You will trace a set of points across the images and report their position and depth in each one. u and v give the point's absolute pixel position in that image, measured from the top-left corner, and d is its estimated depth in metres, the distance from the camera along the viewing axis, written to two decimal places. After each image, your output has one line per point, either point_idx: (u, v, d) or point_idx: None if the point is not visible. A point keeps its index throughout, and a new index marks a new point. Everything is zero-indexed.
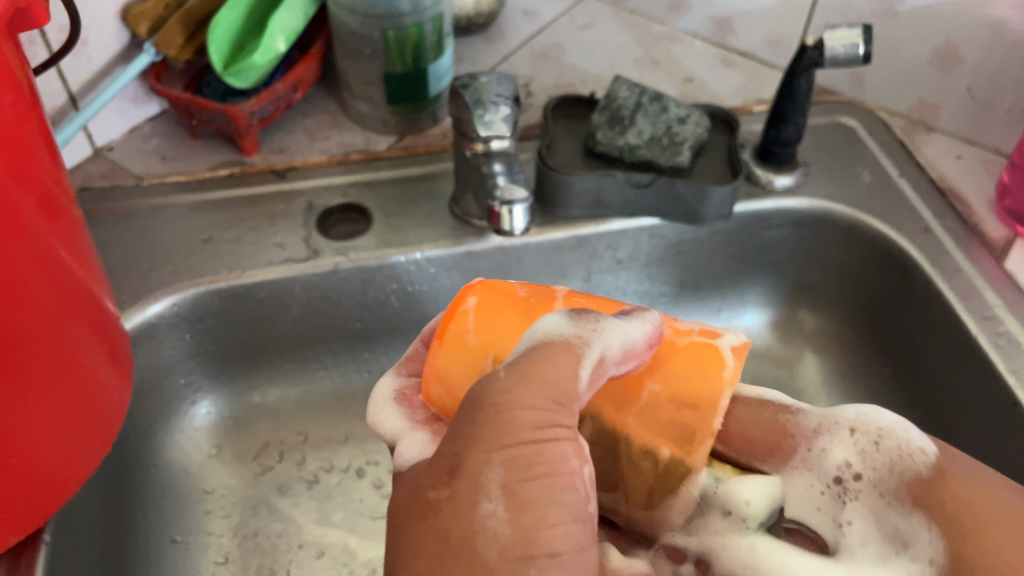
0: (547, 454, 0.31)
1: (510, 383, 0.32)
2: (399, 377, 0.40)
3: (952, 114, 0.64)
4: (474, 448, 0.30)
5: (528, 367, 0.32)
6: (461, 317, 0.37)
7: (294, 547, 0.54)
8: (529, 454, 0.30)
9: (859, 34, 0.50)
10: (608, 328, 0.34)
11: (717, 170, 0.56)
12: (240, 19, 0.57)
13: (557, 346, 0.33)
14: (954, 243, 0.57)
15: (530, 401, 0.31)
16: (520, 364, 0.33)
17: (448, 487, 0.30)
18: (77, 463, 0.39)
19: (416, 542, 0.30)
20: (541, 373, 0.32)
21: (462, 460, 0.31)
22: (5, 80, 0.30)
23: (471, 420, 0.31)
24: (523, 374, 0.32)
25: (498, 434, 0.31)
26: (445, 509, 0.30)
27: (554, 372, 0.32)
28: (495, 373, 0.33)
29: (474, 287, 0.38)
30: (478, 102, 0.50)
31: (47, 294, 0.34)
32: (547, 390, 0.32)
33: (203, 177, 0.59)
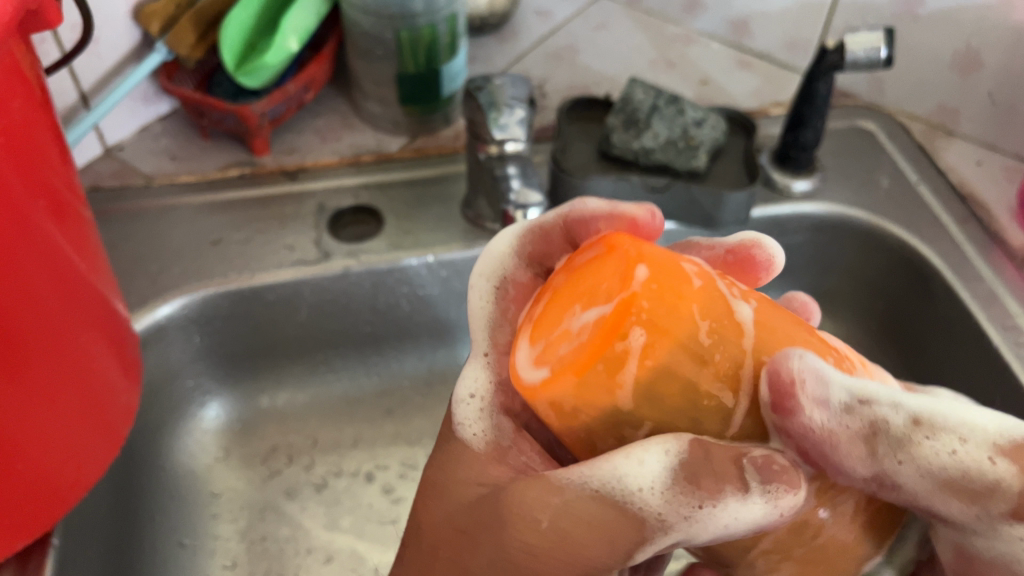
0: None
1: (542, 542, 0.28)
2: (517, 253, 0.34)
3: (972, 120, 0.63)
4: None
5: (567, 528, 0.28)
6: (619, 361, 0.24)
7: (302, 552, 0.54)
8: None
9: (880, 38, 0.49)
10: (710, 516, 0.26)
11: (733, 174, 0.55)
12: (252, 19, 0.56)
13: (625, 509, 0.27)
14: (976, 250, 0.56)
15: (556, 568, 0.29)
16: (566, 508, 0.28)
17: None
18: (85, 468, 0.39)
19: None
20: (583, 535, 0.28)
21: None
22: (14, 82, 0.30)
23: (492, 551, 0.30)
24: (568, 522, 0.28)
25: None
26: None
27: (594, 547, 0.28)
28: (539, 518, 0.28)
29: (639, 303, 0.24)
30: (493, 104, 0.49)
31: (55, 296, 0.33)
32: (575, 560, 0.28)
33: (213, 178, 0.58)
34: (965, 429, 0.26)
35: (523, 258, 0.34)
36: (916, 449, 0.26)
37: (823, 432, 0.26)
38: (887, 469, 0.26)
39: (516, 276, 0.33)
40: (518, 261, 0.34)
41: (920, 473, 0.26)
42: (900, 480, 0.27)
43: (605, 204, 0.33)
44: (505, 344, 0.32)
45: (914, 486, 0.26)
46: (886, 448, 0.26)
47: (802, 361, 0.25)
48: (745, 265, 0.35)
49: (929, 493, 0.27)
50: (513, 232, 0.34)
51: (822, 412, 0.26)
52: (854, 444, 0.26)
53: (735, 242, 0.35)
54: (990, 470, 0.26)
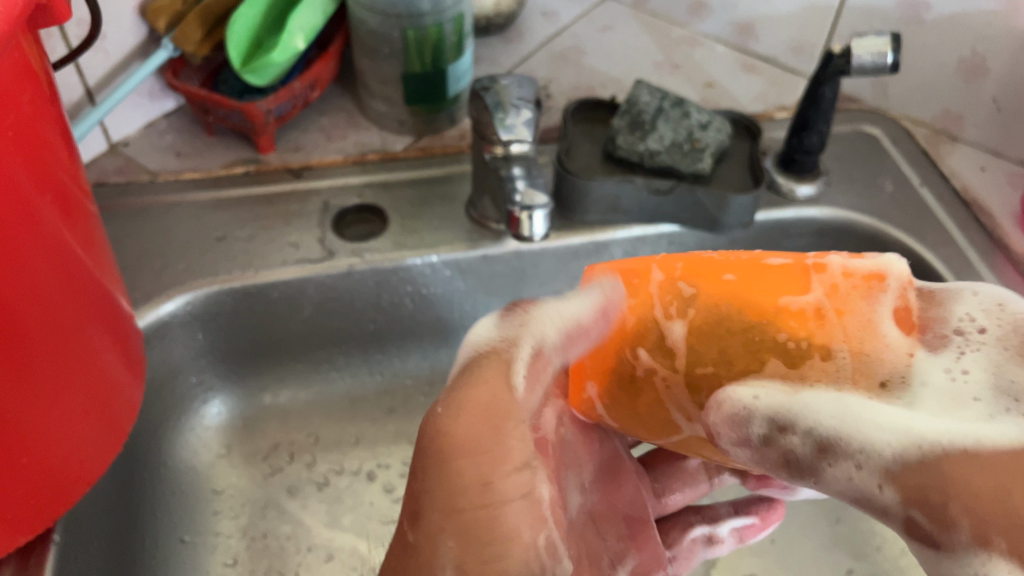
0: (496, 522, 0.33)
1: (449, 413, 0.35)
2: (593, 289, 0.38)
3: (977, 126, 0.63)
4: (429, 504, 0.34)
5: (470, 375, 0.36)
6: (586, 402, 0.40)
7: (302, 550, 0.54)
8: (478, 517, 0.33)
9: (886, 43, 0.49)
10: (542, 318, 0.38)
11: (738, 177, 0.56)
12: (259, 16, 0.56)
13: (490, 351, 0.37)
14: (979, 256, 0.56)
15: (469, 444, 0.34)
16: (490, 377, 0.36)
17: (413, 533, 0.34)
18: (89, 464, 0.39)
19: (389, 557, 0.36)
20: (472, 407, 0.35)
21: (422, 505, 0.34)
22: (21, 78, 0.30)
23: (425, 463, 0.35)
24: (479, 404, 0.35)
25: (442, 489, 0.34)
26: (414, 555, 0.34)
27: (498, 376, 0.36)
28: (436, 406, 0.36)
29: (583, 367, 0.39)
30: (498, 104, 0.49)
31: (61, 292, 0.33)
32: (485, 416, 0.34)
33: (217, 175, 0.58)
34: (858, 455, 0.30)
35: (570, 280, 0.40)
36: (825, 472, 0.31)
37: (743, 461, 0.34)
38: (834, 487, 0.31)
39: (560, 295, 0.40)
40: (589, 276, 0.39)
41: (837, 490, 0.31)
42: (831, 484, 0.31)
43: None
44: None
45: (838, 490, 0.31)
46: (807, 470, 0.32)
47: (719, 402, 0.34)
48: None
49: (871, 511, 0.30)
50: None
51: (738, 450, 0.34)
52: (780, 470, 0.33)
53: None
54: (878, 494, 0.29)
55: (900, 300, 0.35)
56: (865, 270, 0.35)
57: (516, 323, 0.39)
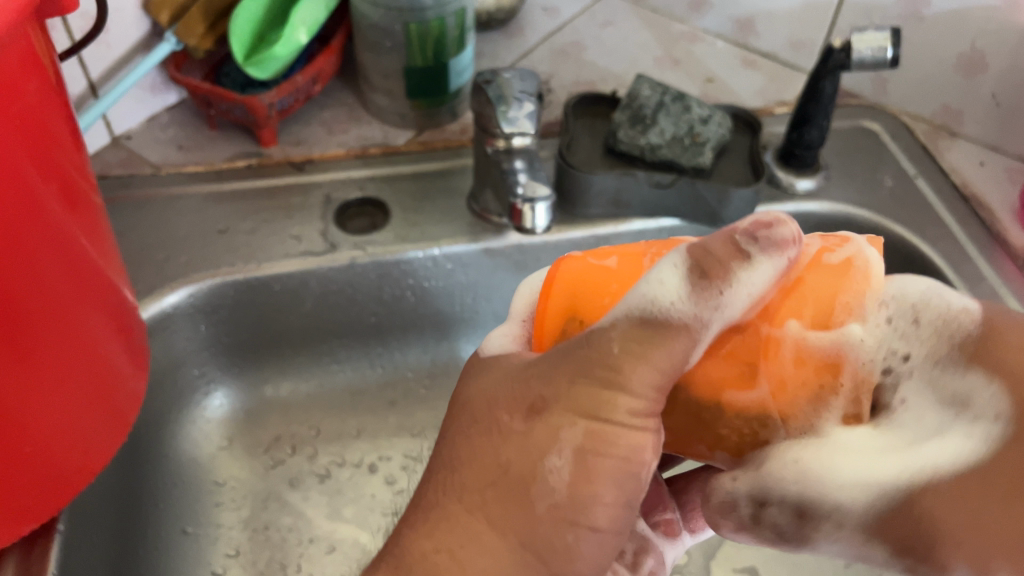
0: (629, 439, 0.29)
1: (615, 352, 0.29)
2: (783, 252, 0.28)
3: (976, 121, 0.63)
4: (560, 401, 0.30)
5: (643, 346, 0.29)
6: None
7: (304, 542, 0.54)
8: (609, 434, 0.29)
9: (886, 37, 0.49)
10: (732, 291, 0.28)
11: (738, 171, 0.56)
12: (263, 11, 0.56)
13: (665, 326, 0.29)
14: (977, 250, 0.56)
15: (635, 387, 0.29)
16: (665, 353, 0.29)
17: (524, 422, 0.31)
18: (93, 453, 0.39)
19: (470, 437, 0.32)
20: (644, 370, 0.29)
21: (544, 401, 0.30)
22: (28, 67, 0.30)
23: (570, 368, 0.30)
24: (653, 370, 0.29)
25: (585, 398, 0.29)
26: (517, 441, 0.30)
27: (662, 350, 0.29)
28: (609, 344, 0.30)
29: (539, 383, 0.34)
30: (501, 97, 0.49)
31: (65, 281, 0.34)
32: (656, 379, 0.29)
33: (220, 168, 0.58)
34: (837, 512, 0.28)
35: (753, 237, 0.29)
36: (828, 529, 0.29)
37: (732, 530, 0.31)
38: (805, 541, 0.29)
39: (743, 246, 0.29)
40: (790, 238, 0.29)
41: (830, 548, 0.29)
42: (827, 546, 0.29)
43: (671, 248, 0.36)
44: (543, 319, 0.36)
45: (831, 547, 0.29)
46: (787, 534, 0.29)
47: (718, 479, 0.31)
48: None
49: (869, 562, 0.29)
50: None
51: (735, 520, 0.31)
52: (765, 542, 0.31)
53: None
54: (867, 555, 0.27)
55: (853, 404, 0.28)
56: (822, 356, 0.28)
57: (721, 309, 0.28)
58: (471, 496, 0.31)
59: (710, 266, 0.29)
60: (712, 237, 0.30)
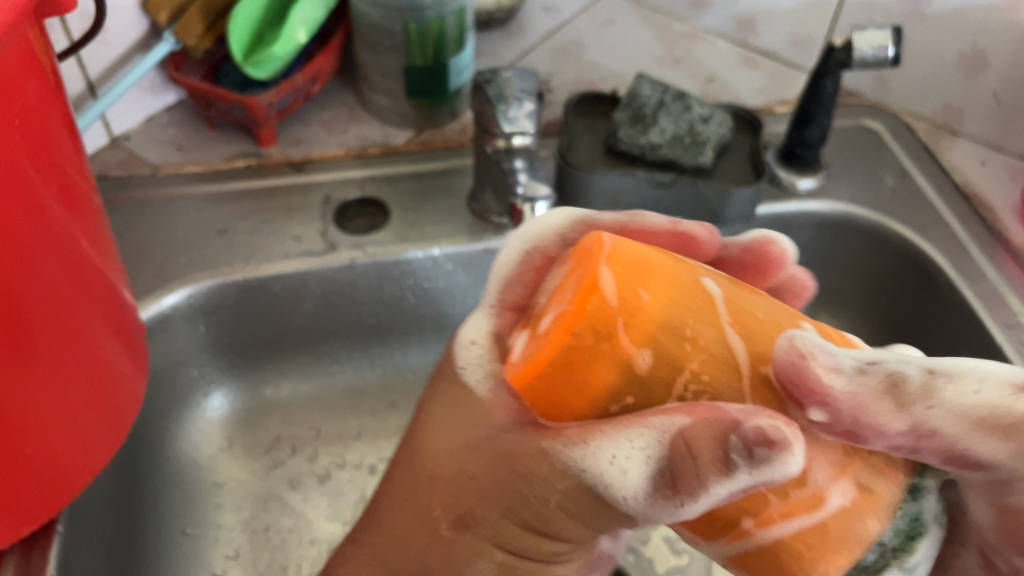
0: (541, 566, 0.33)
1: (550, 505, 0.30)
2: (775, 481, 0.25)
3: (977, 120, 0.63)
4: (496, 528, 0.32)
5: (578, 499, 0.29)
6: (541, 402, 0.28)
7: (304, 544, 0.54)
8: (530, 564, 0.33)
9: (888, 36, 0.49)
10: (698, 497, 0.27)
11: (740, 170, 0.56)
12: (261, 10, 0.56)
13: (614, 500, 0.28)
14: (979, 249, 0.56)
15: (562, 529, 0.31)
16: (601, 514, 0.30)
17: (456, 530, 0.32)
18: (92, 454, 0.39)
19: (404, 505, 0.34)
20: (570, 526, 0.31)
21: (476, 522, 0.32)
22: (26, 67, 0.30)
23: (504, 502, 0.31)
24: (584, 520, 0.30)
25: (515, 539, 0.32)
26: (446, 547, 0.33)
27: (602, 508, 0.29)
28: (548, 497, 0.30)
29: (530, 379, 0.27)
30: (502, 97, 0.49)
31: (64, 281, 0.33)
32: (582, 524, 0.31)
33: (219, 168, 0.58)
34: (975, 370, 0.28)
35: (752, 453, 0.25)
36: (941, 394, 0.27)
37: (852, 397, 0.27)
38: (921, 418, 0.27)
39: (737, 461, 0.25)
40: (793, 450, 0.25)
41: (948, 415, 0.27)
42: (935, 426, 0.27)
43: (667, 220, 0.37)
44: (512, 301, 0.32)
45: (948, 430, 0.27)
46: (914, 398, 0.27)
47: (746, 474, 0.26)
48: (763, 261, 0.39)
49: (960, 432, 0.27)
50: (567, 215, 0.35)
51: (840, 378, 0.27)
52: (879, 402, 0.27)
53: (751, 240, 0.39)
54: (1013, 402, 0.27)
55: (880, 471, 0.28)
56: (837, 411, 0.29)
57: (675, 516, 0.28)
58: (399, 572, 0.34)
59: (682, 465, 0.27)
60: (710, 413, 0.26)
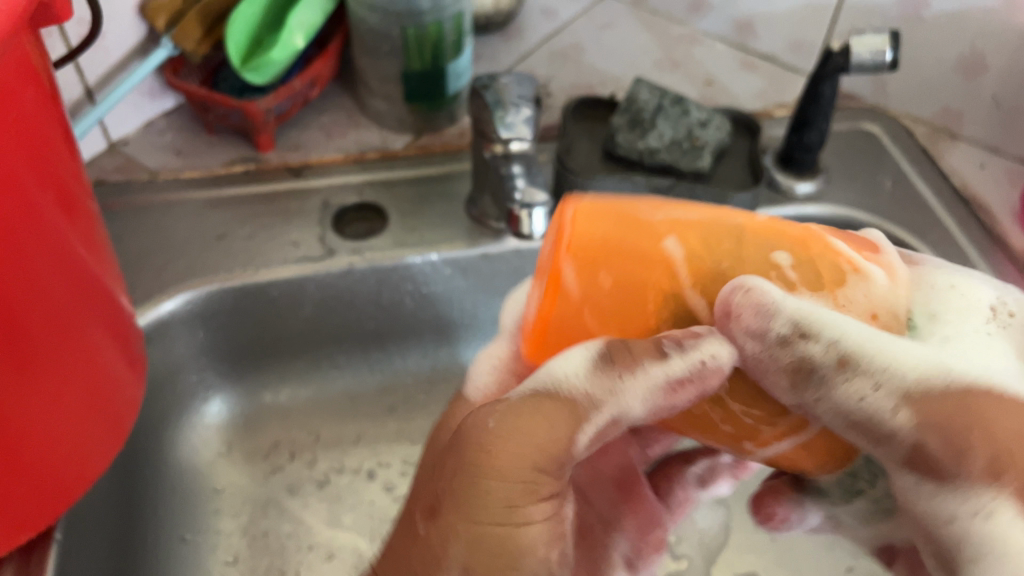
0: (512, 540, 0.29)
1: (496, 439, 0.30)
2: (704, 363, 0.29)
3: (976, 123, 0.63)
4: (448, 507, 0.30)
5: (518, 416, 0.30)
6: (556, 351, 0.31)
7: (303, 549, 0.54)
8: (493, 537, 0.29)
9: (885, 41, 0.49)
10: (633, 380, 0.29)
11: (738, 175, 0.56)
12: (259, 15, 0.56)
13: (559, 399, 0.30)
14: (978, 254, 0.56)
15: (519, 473, 0.29)
16: (548, 428, 0.30)
17: (427, 524, 0.30)
18: (90, 461, 0.39)
19: (396, 531, 0.33)
20: (524, 455, 0.29)
21: (438, 503, 0.30)
22: (24, 76, 0.30)
23: (454, 467, 0.30)
24: (535, 442, 0.30)
25: (469, 503, 0.29)
26: (419, 547, 0.30)
27: (548, 428, 0.30)
28: (486, 421, 0.30)
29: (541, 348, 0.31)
30: (499, 103, 0.49)
31: (62, 289, 0.33)
32: (531, 455, 0.29)
33: (217, 173, 0.58)
34: (879, 375, 0.29)
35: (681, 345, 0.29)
36: (833, 388, 0.29)
37: (755, 360, 0.30)
38: (805, 404, 0.30)
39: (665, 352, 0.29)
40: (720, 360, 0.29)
41: (835, 408, 0.29)
42: (818, 413, 0.30)
43: None
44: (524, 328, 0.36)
45: (828, 421, 0.30)
46: (812, 384, 0.29)
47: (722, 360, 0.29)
48: None
49: (840, 428, 0.30)
50: None
51: (750, 345, 0.29)
52: (780, 375, 0.29)
53: None
54: (890, 417, 0.29)
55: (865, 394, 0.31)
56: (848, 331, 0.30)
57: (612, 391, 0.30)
58: None
59: (619, 354, 0.29)
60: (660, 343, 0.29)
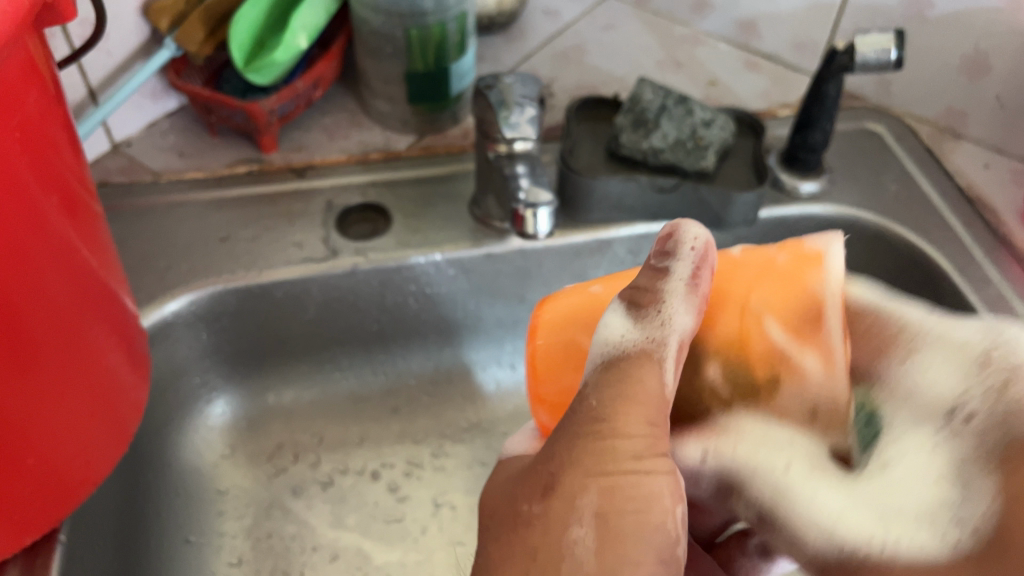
0: (643, 487, 0.29)
1: (601, 405, 0.30)
2: (692, 249, 0.34)
3: (981, 123, 0.63)
4: (567, 472, 0.29)
5: (614, 380, 0.31)
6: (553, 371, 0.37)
7: (307, 550, 0.54)
8: (625, 485, 0.29)
9: (890, 40, 0.49)
10: (671, 303, 0.32)
11: (742, 174, 0.56)
12: (262, 16, 0.56)
13: (631, 358, 0.31)
14: (983, 254, 0.56)
15: (631, 429, 0.29)
16: (636, 376, 0.31)
17: (541, 503, 0.29)
18: (94, 463, 0.39)
19: (493, 543, 0.30)
20: (634, 405, 0.30)
21: (557, 479, 0.29)
22: (27, 77, 0.30)
23: (567, 439, 0.30)
24: (641, 404, 0.30)
25: (591, 459, 0.29)
26: (537, 525, 0.29)
27: (639, 378, 0.31)
28: (586, 397, 0.31)
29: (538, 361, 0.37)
30: (503, 103, 0.49)
31: (66, 291, 0.33)
32: (642, 411, 0.30)
33: (220, 175, 0.58)
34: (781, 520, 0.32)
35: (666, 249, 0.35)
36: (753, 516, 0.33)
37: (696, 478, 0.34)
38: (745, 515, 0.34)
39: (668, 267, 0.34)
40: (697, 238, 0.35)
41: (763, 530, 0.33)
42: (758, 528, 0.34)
43: None
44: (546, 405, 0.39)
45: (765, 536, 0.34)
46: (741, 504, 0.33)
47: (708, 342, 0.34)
48: None
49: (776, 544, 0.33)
50: None
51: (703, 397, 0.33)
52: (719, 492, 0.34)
53: None
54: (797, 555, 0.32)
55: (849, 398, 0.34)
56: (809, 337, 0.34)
57: (667, 324, 0.32)
58: None
59: (642, 297, 0.33)
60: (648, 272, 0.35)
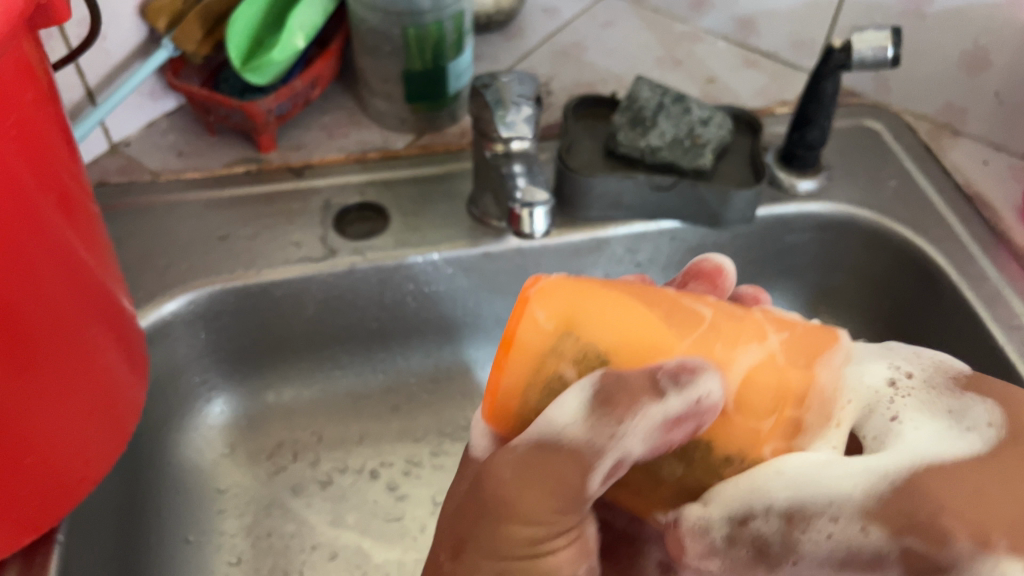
0: (541, 565, 0.31)
1: (509, 492, 0.30)
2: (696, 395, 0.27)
3: (980, 119, 0.63)
4: (476, 546, 0.31)
5: (528, 473, 0.29)
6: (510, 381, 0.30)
7: (307, 548, 0.54)
8: (524, 562, 0.31)
9: (887, 37, 0.48)
10: (631, 428, 0.28)
11: (740, 173, 0.56)
12: (260, 15, 0.56)
13: (561, 459, 0.29)
14: (981, 251, 0.56)
15: (535, 514, 0.30)
16: (553, 481, 0.29)
17: (454, 560, 0.32)
18: (93, 462, 0.39)
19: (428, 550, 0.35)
20: (543, 498, 0.30)
21: (466, 547, 0.32)
22: (22, 77, 0.30)
23: (476, 512, 0.31)
24: (549, 495, 0.30)
25: (495, 541, 0.31)
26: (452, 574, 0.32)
27: (556, 473, 0.29)
28: (500, 475, 0.30)
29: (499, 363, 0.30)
30: (500, 101, 0.49)
31: (63, 291, 0.34)
32: (552, 498, 0.30)
33: (219, 174, 0.58)
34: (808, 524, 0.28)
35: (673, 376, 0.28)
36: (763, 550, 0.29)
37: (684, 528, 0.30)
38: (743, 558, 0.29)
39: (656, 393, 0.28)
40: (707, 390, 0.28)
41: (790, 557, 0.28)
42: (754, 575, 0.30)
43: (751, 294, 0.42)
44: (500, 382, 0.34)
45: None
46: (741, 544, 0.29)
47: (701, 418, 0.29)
48: None
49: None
50: None
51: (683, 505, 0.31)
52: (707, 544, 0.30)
53: None
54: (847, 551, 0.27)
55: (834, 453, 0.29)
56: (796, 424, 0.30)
57: (614, 443, 0.29)
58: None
59: (614, 397, 0.28)
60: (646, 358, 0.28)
